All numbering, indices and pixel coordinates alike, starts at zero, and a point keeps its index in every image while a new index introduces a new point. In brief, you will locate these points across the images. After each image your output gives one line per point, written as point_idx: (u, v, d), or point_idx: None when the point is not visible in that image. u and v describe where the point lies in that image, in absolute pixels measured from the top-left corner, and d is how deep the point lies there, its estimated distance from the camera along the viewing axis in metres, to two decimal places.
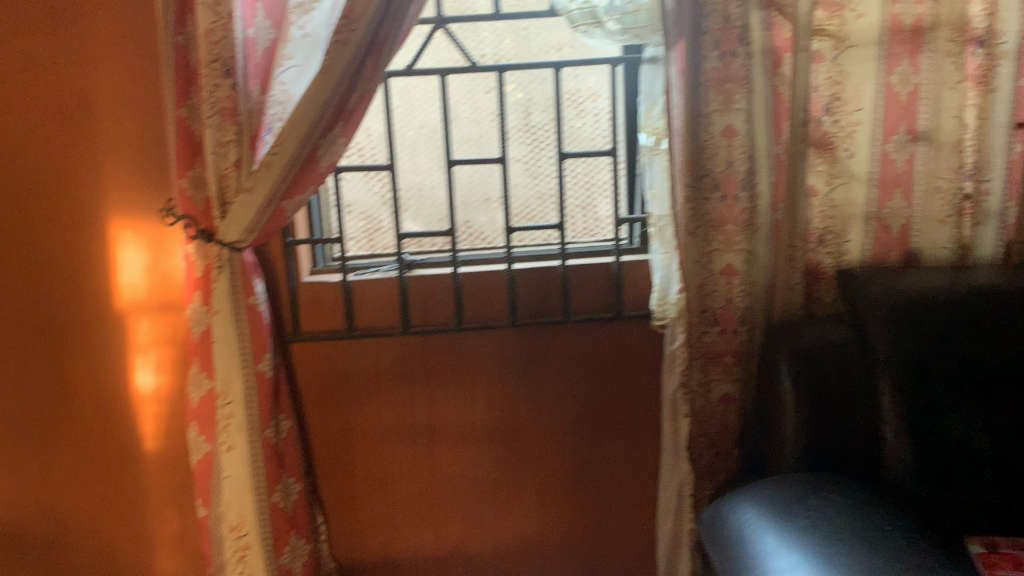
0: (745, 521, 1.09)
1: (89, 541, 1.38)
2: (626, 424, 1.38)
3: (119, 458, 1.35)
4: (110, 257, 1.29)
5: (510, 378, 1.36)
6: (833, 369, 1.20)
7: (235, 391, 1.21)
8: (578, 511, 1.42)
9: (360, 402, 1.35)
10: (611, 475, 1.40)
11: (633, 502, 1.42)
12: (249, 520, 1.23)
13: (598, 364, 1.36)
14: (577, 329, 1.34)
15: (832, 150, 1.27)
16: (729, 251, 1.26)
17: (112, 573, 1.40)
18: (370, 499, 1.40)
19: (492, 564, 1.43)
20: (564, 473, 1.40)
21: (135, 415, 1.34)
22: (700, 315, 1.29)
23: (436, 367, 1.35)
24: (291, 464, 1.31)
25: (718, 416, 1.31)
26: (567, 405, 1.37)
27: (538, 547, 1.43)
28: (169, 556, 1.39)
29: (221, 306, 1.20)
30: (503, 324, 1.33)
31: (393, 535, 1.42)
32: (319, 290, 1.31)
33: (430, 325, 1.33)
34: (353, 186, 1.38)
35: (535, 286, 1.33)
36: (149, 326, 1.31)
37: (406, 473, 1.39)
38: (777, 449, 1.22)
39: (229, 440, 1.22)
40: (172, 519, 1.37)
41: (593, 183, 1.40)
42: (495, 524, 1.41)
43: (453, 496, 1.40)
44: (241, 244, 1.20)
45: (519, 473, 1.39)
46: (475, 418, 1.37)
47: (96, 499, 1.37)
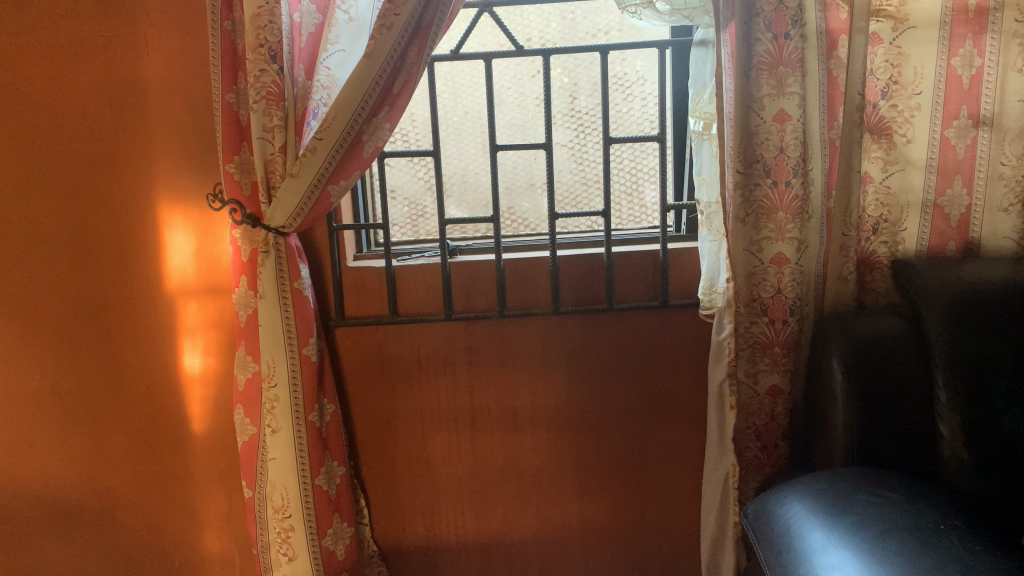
0: (793, 514, 1.07)
1: (138, 518, 1.41)
2: (670, 415, 1.36)
3: (168, 439, 1.38)
4: (160, 240, 1.31)
5: (553, 366, 1.35)
6: (888, 360, 1.16)
7: (280, 374, 1.23)
8: (621, 502, 1.40)
9: (403, 387, 1.36)
10: (655, 465, 1.39)
11: (677, 493, 1.40)
12: (292, 502, 1.25)
13: (643, 353, 1.34)
14: (622, 317, 1.32)
15: (889, 136, 1.24)
16: (780, 240, 1.21)
17: (159, 550, 1.43)
18: (412, 483, 1.40)
19: (533, 552, 1.43)
20: (607, 462, 1.39)
21: (182, 397, 1.36)
22: (749, 304, 1.24)
23: (479, 353, 1.34)
24: (334, 448, 1.32)
25: (766, 408, 1.28)
26: (611, 393, 1.36)
27: (580, 535, 1.42)
28: (214, 535, 1.41)
29: (268, 291, 1.21)
30: (546, 310, 1.31)
31: (434, 521, 1.42)
32: (363, 275, 1.32)
33: (473, 312, 1.32)
34: (397, 172, 1.38)
35: (580, 273, 1.31)
36: (196, 309, 1.33)
37: (448, 460, 1.39)
38: (827, 441, 1.19)
39: (275, 422, 1.24)
40: (219, 499, 1.39)
41: (639, 168, 1.37)
42: (536, 512, 1.41)
43: (495, 483, 1.40)
44: (287, 228, 1.21)
45: (562, 460, 1.38)
46: (517, 405, 1.36)
47: (145, 479, 1.39)
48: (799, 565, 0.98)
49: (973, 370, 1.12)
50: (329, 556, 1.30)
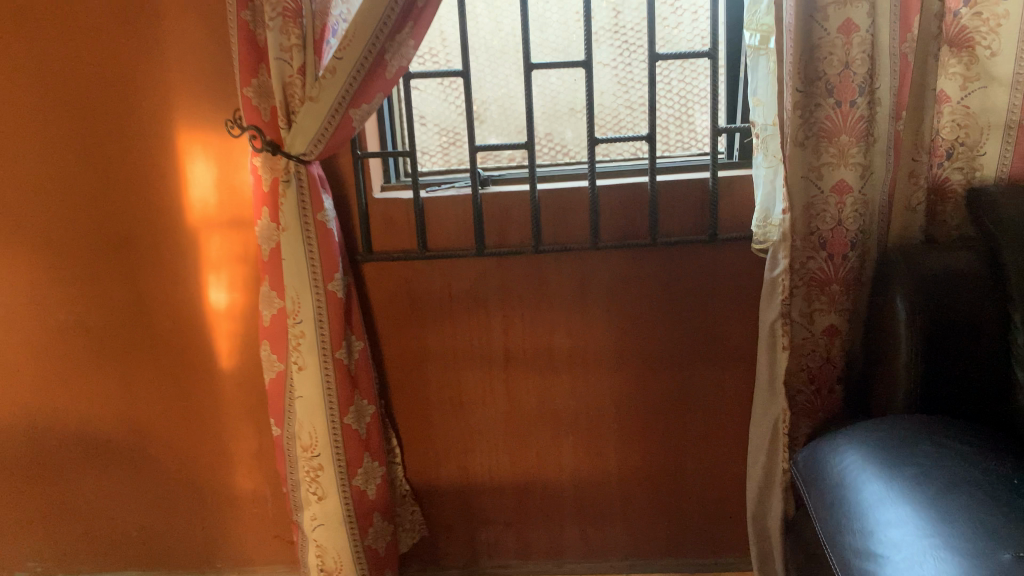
0: (852, 461, 0.98)
1: (171, 453, 1.39)
2: (716, 355, 1.28)
3: (196, 375, 1.35)
4: (181, 170, 1.26)
5: (592, 304, 1.27)
6: (957, 299, 1.05)
7: (305, 310, 1.18)
8: (662, 446, 1.34)
9: (434, 326, 1.30)
10: (699, 409, 1.31)
11: (723, 438, 1.33)
12: (321, 440, 1.23)
13: (688, 290, 1.25)
14: (666, 252, 1.23)
15: (970, 48, 1.10)
16: (841, 167, 1.10)
17: (191, 487, 1.41)
18: (446, 422, 1.35)
19: (570, 496, 1.37)
20: (648, 405, 1.32)
21: (210, 333, 1.33)
22: (806, 238, 1.14)
23: (513, 290, 1.27)
24: (364, 387, 1.27)
25: (822, 349, 1.19)
26: (652, 333, 1.28)
27: (619, 479, 1.36)
28: (247, 472, 1.39)
29: (290, 224, 1.16)
30: (584, 246, 1.23)
31: (468, 463, 1.37)
32: (390, 207, 1.24)
33: (507, 247, 1.24)
34: (427, 96, 1.29)
35: (621, 204, 1.22)
36: (220, 243, 1.28)
37: (481, 400, 1.33)
38: (886, 384, 1.10)
39: (300, 359, 1.20)
40: (251, 435, 1.37)
41: (688, 90, 1.26)
42: (574, 454, 1.35)
43: (531, 424, 1.34)
44: (308, 157, 1.15)
45: (598, 402, 1.32)
46: (553, 343, 1.29)
47: (176, 415, 1.37)
48: (851, 516, 0.91)
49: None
50: (360, 496, 1.27)
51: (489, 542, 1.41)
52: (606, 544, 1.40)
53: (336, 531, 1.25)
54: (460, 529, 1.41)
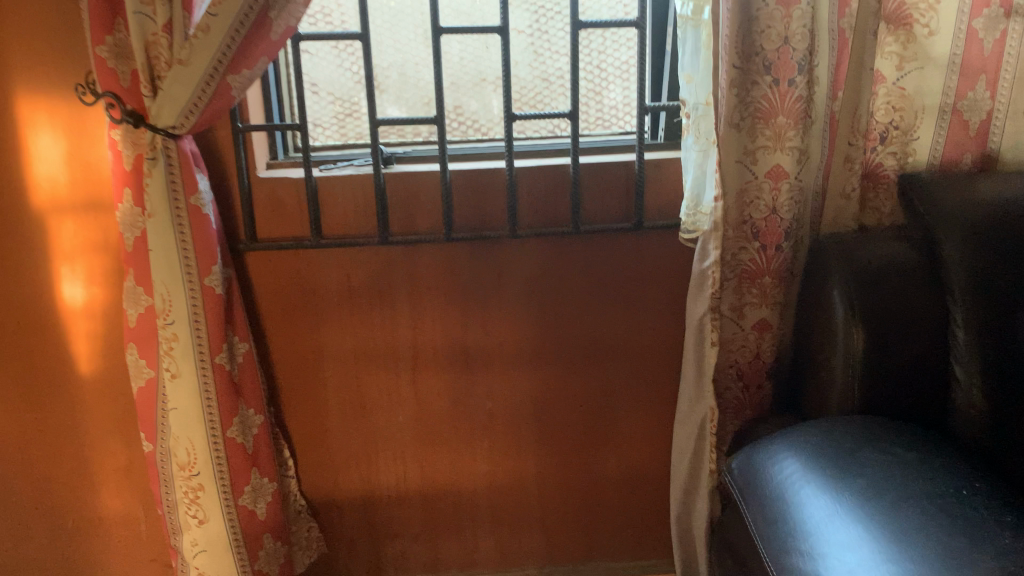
0: (791, 470, 0.92)
1: (20, 475, 1.19)
2: (640, 351, 1.20)
3: (49, 383, 1.15)
4: (21, 143, 1.05)
5: (508, 298, 1.15)
6: (895, 293, 1.00)
7: (178, 309, 1.02)
8: (582, 448, 1.25)
9: (331, 324, 1.15)
10: (621, 407, 1.23)
11: (647, 437, 1.25)
12: (200, 457, 1.06)
13: (611, 281, 1.16)
14: (588, 240, 1.13)
15: (908, 26, 1.03)
16: (778, 150, 1.02)
17: (45, 511, 1.21)
18: (345, 428, 1.21)
19: (485, 503, 1.27)
20: (568, 404, 1.22)
21: (64, 333, 1.14)
22: (737, 227, 1.07)
23: (421, 283, 1.14)
24: (250, 393, 1.12)
25: (751, 345, 1.12)
26: (573, 328, 1.18)
27: (537, 484, 1.26)
28: (114, 492, 1.21)
29: (157, 209, 0.98)
30: (501, 234, 1.11)
31: (372, 472, 1.24)
32: (277, 188, 1.08)
33: (414, 235, 1.11)
34: (319, 61, 1.13)
35: (541, 188, 1.10)
36: (74, 229, 1.09)
37: (386, 404, 1.20)
38: (822, 381, 1.04)
39: (174, 366, 1.03)
40: (118, 450, 1.19)
41: (609, 62, 1.15)
42: (489, 459, 1.24)
43: (441, 428, 1.22)
44: (178, 130, 0.98)
45: (514, 402, 1.21)
46: (466, 341, 1.17)
47: (25, 430, 1.17)
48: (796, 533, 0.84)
49: (995, 307, 0.96)
50: (248, 516, 1.13)
51: (397, 556, 1.29)
52: (523, 553, 1.31)
53: (220, 556, 1.10)
54: (363, 544, 1.28)
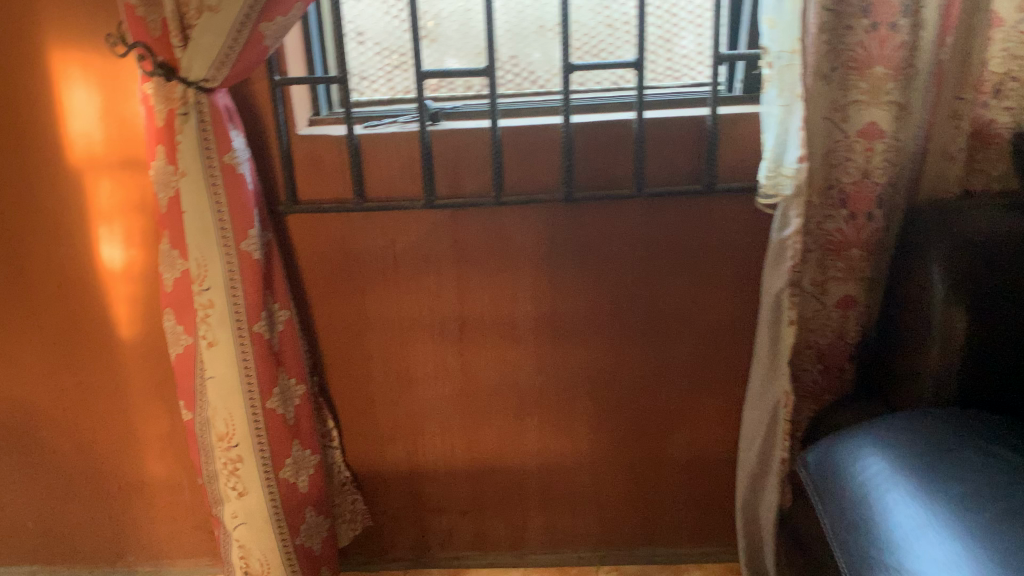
0: (874, 476, 0.81)
1: (65, 436, 1.18)
2: (708, 326, 1.10)
3: (91, 345, 1.12)
4: (55, 97, 1.00)
5: (563, 266, 1.06)
6: (1005, 273, 0.87)
7: (213, 275, 0.96)
8: (641, 427, 1.16)
9: (374, 291, 1.09)
10: (684, 386, 1.13)
11: (712, 418, 1.15)
12: (239, 428, 1.02)
13: (677, 250, 1.05)
14: (653, 204, 1.03)
15: None
16: (872, 106, 0.90)
17: (90, 472, 1.20)
18: (390, 400, 1.15)
19: (535, 482, 1.20)
20: (627, 381, 1.13)
21: (104, 296, 1.10)
22: (823, 193, 0.95)
23: (469, 249, 1.06)
24: (291, 361, 1.07)
25: (834, 324, 1.01)
26: (634, 300, 1.08)
27: (591, 463, 1.19)
28: (157, 456, 1.18)
29: (189, 166, 0.92)
30: (556, 197, 1.01)
31: (418, 446, 1.18)
32: (317, 146, 1.01)
33: (462, 198, 1.02)
34: (363, 7, 1.04)
35: (601, 147, 1.00)
36: (111, 187, 1.04)
37: (432, 375, 1.14)
38: (910, 367, 0.93)
39: (210, 334, 0.98)
40: (160, 414, 1.16)
41: (682, 5, 1.03)
42: (539, 436, 1.17)
43: (490, 402, 1.15)
44: (210, 84, 0.91)
45: (568, 378, 1.13)
46: (517, 311, 1.09)
47: (69, 392, 1.15)
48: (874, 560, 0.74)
49: None
50: (290, 489, 1.08)
51: (443, 532, 1.24)
52: (574, 533, 1.24)
53: (260, 529, 1.05)
54: (409, 518, 1.23)
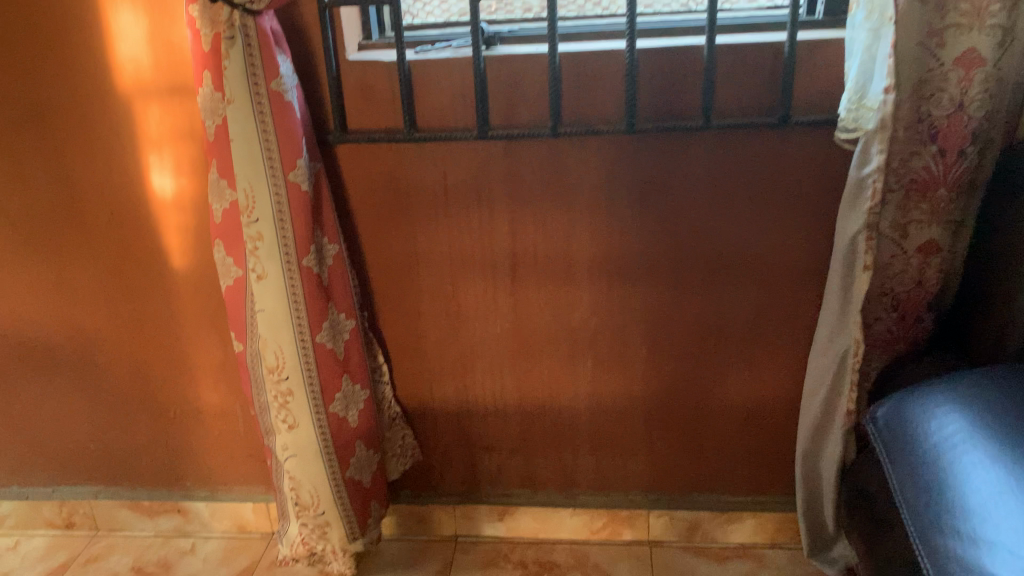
0: (944, 442, 0.76)
1: (122, 362, 1.19)
2: (775, 269, 1.04)
3: (144, 274, 1.12)
4: (103, 20, 0.98)
5: (622, 202, 1.01)
6: None
7: (261, 206, 0.94)
8: (698, 372, 1.12)
9: (425, 226, 1.05)
10: (747, 331, 1.08)
11: (775, 365, 1.10)
12: (289, 361, 1.01)
13: (745, 187, 0.99)
14: (721, 138, 0.96)
15: None
16: (973, 30, 0.81)
17: (147, 398, 1.22)
18: (440, 337, 1.13)
19: (586, 423, 1.18)
20: (686, 324, 1.08)
21: (156, 224, 1.09)
22: (910, 127, 0.87)
23: (524, 183, 1.01)
24: (341, 296, 1.05)
25: (914, 271, 0.93)
26: (696, 240, 1.02)
27: (645, 407, 1.15)
28: (211, 385, 1.19)
29: (236, 95, 0.89)
30: (617, 129, 0.95)
31: (468, 384, 1.16)
32: (367, 72, 0.97)
33: (517, 128, 0.97)
34: None
35: (667, 75, 0.93)
36: (159, 114, 1.02)
37: (483, 313, 1.10)
38: (998, 317, 0.86)
39: (259, 267, 0.96)
40: (213, 344, 1.16)
41: None
42: (592, 378, 1.14)
43: (542, 342, 1.12)
44: (256, 6, 0.87)
45: (624, 319, 1.09)
46: (572, 249, 1.05)
47: (125, 319, 1.16)
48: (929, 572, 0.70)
49: None
50: (339, 425, 1.08)
51: (492, 469, 1.23)
52: (626, 477, 1.21)
53: (310, 461, 1.06)
54: (458, 455, 1.23)
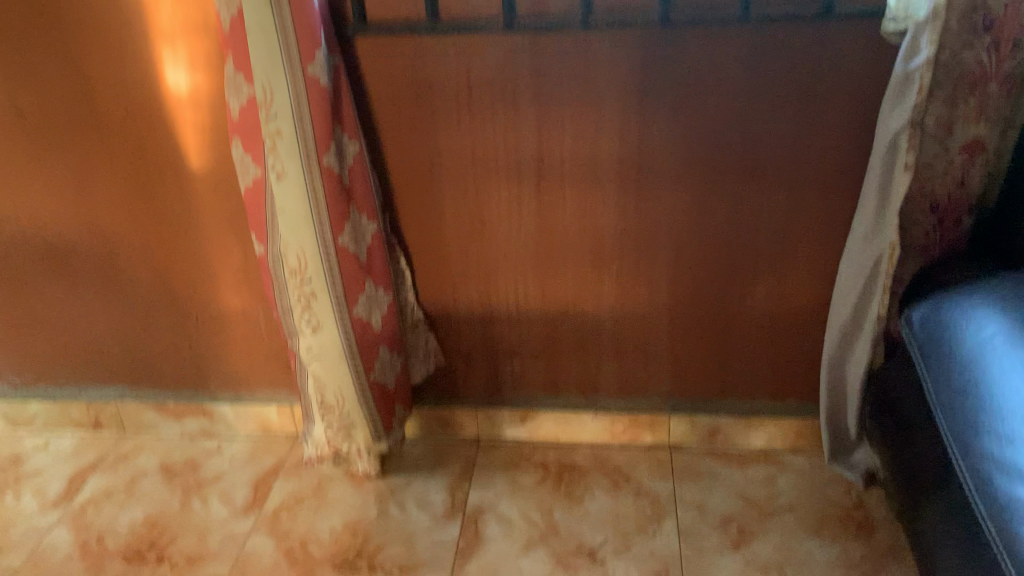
0: (982, 345, 0.74)
1: (143, 265, 1.18)
2: (809, 171, 1.00)
3: (162, 175, 1.10)
4: None
5: (653, 101, 0.97)
6: None
7: (280, 101, 0.91)
8: (725, 278, 1.10)
9: (447, 125, 1.02)
10: (777, 236, 1.05)
11: (804, 271, 1.08)
12: (311, 264, 0.99)
13: (783, 84, 0.94)
14: (761, 31, 0.91)
15: None
16: None
17: (169, 302, 1.21)
18: (463, 241, 1.11)
19: (610, 329, 1.17)
20: (715, 229, 1.06)
21: (172, 123, 1.06)
22: (963, 16, 0.82)
23: (551, 80, 0.97)
24: (361, 198, 1.02)
25: (956, 171, 0.90)
26: (729, 140, 0.99)
27: (670, 314, 1.14)
28: (232, 289, 1.18)
29: None
30: (651, 20, 0.91)
31: (491, 289, 1.15)
32: None
33: (546, 21, 0.93)
34: None
35: None
36: (172, 5, 0.98)
37: (506, 217, 1.08)
38: None
39: (278, 166, 0.94)
40: (233, 247, 1.15)
41: None
42: (617, 284, 1.12)
43: (567, 247, 1.10)
44: None
45: (651, 224, 1.06)
46: (600, 150, 1.01)
47: (144, 221, 1.15)
48: (969, 491, 0.69)
49: None
50: (363, 327, 1.07)
51: (515, 374, 1.23)
52: (648, 382, 1.21)
53: (335, 364, 1.06)
54: (482, 359, 1.23)
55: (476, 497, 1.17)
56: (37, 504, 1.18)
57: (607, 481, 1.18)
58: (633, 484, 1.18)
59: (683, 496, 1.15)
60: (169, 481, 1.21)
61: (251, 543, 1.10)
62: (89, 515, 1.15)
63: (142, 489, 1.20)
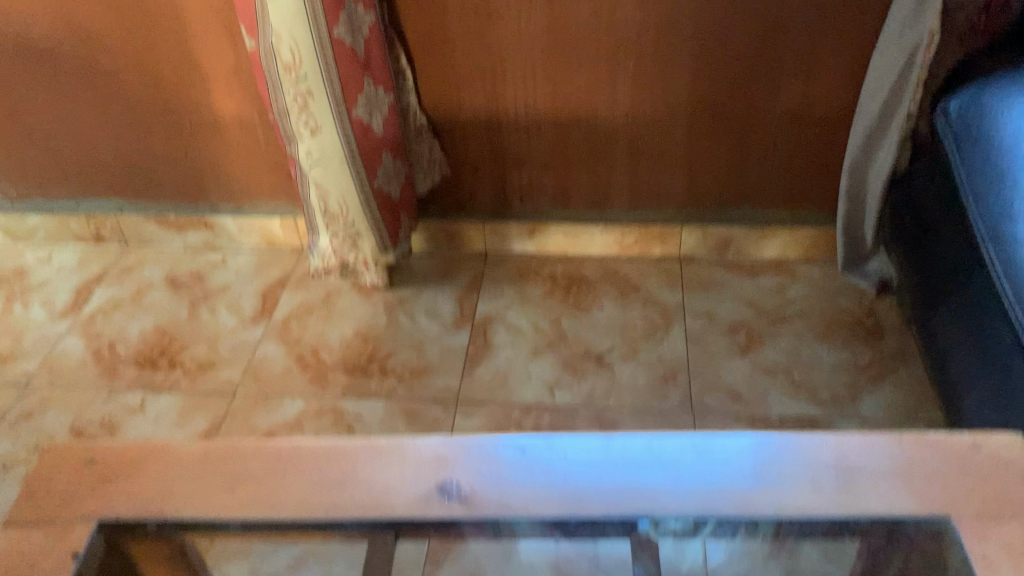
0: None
1: (129, 69, 1.11)
2: None
3: None
4: None
5: None
6: None
7: None
8: (748, 78, 1.03)
9: None
10: (807, 29, 0.98)
11: (833, 70, 1.01)
12: (307, 62, 0.92)
13: None
14: None
15: None
16: None
17: (162, 109, 1.15)
18: (468, 39, 1.04)
19: (623, 135, 1.11)
20: (742, 23, 0.98)
21: None
22: None
23: None
24: None
25: None
26: None
27: (688, 118, 1.08)
28: (227, 94, 1.12)
29: None
30: None
31: (499, 92, 1.09)
32: None
33: None
34: None
35: None
36: None
37: (515, 11, 1.00)
38: None
39: None
40: (223, 47, 1.07)
41: None
42: (632, 86, 1.06)
43: (580, 45, 1.02)
44: None
45: (672, 17, 0.98)
46: None
47: (125, 20, 1.06)
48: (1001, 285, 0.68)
49: None
50: (364, 131, 1.02)
51: (523, 184, 1.19)
52: (661, 192, 1.18)
53: (335, 170, 1.02)
54: (489, 169, 1.18)
55: (485, 307, 1.16)
56: (46, 314, 1.18)
57: (615, 291, 1.18)
58: (641, 294, 1.17)
59: (693, 305, 1.14)
60: (176, 292, 1.21)
61: (262, 351, 1.10)
62: (99, 324, 1.16)
63: (150, 300, 1.19)
